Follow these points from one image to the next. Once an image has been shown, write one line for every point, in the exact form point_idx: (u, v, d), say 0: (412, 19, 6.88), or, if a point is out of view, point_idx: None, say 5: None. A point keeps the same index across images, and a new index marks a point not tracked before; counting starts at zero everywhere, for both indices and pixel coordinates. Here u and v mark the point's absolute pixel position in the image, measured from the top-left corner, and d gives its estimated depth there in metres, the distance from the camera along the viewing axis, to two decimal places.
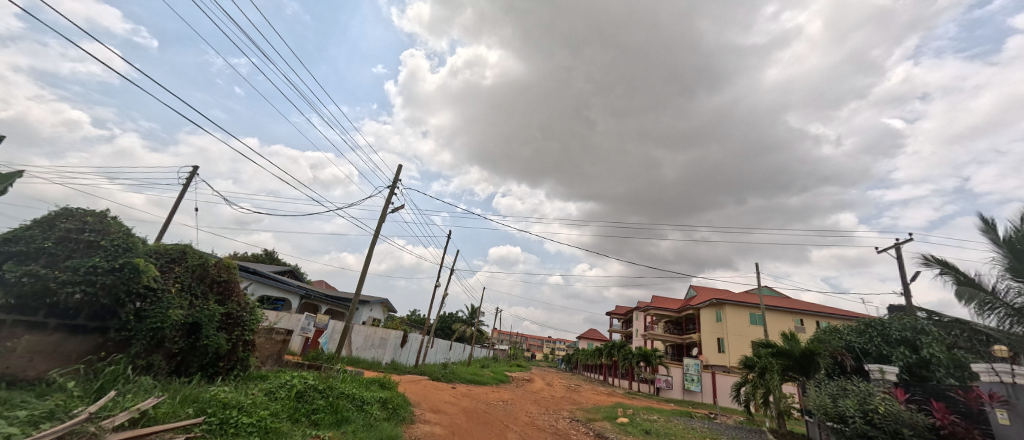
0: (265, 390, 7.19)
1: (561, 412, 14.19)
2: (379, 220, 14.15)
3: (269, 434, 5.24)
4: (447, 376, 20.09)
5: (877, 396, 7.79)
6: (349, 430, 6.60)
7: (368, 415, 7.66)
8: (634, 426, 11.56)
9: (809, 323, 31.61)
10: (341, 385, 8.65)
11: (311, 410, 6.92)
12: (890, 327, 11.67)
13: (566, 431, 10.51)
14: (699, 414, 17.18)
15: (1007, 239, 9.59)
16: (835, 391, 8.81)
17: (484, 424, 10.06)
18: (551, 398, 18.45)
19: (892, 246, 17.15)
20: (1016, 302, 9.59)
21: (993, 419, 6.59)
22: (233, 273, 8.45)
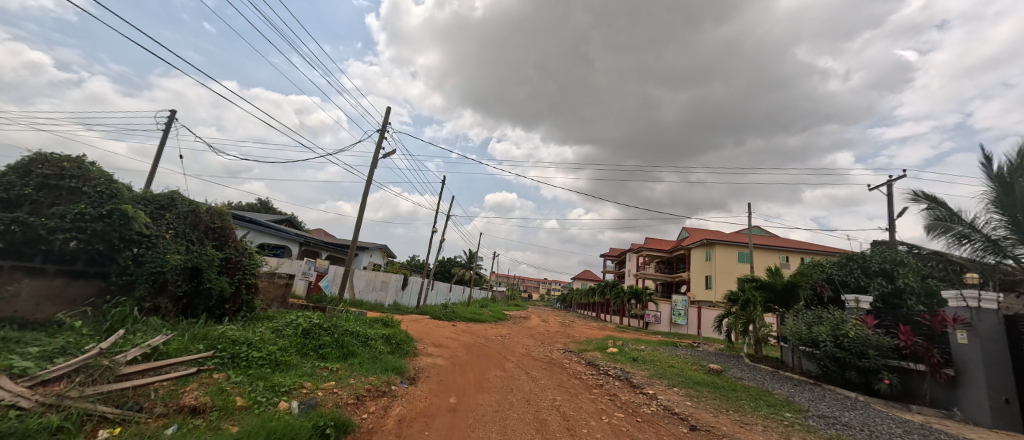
0: (272, 328, 7.54)
1: (556, 345, 15.15)
2: (371, 165, 13.95)
3: (279, 366, 5.59)
4: (448, 315, 21.11)
5: (850, 322, 8.33)
6: (355, 363, 7.02)
7: (373, 349, 8.13)
8: (623, 354, 12.42)
9: (793, 260, 32.92)
10: (346, 324, 9.06)
11: (318, 345, 7.32)
12: (871, 259, 12.14)
13: (560, 360, 11.31)
14: (684, 344, 18.48)
15: (1000, 173, 9.74)
16: (811, 319, 9.38)
17: (483, 355, 10.79)
18: (546, 333, 19.61)
19: (883, 185, 17.31)
20: (994, 235, 10.03)
21: (954, 339, 7.13)
22: (226, 220, 8.47)
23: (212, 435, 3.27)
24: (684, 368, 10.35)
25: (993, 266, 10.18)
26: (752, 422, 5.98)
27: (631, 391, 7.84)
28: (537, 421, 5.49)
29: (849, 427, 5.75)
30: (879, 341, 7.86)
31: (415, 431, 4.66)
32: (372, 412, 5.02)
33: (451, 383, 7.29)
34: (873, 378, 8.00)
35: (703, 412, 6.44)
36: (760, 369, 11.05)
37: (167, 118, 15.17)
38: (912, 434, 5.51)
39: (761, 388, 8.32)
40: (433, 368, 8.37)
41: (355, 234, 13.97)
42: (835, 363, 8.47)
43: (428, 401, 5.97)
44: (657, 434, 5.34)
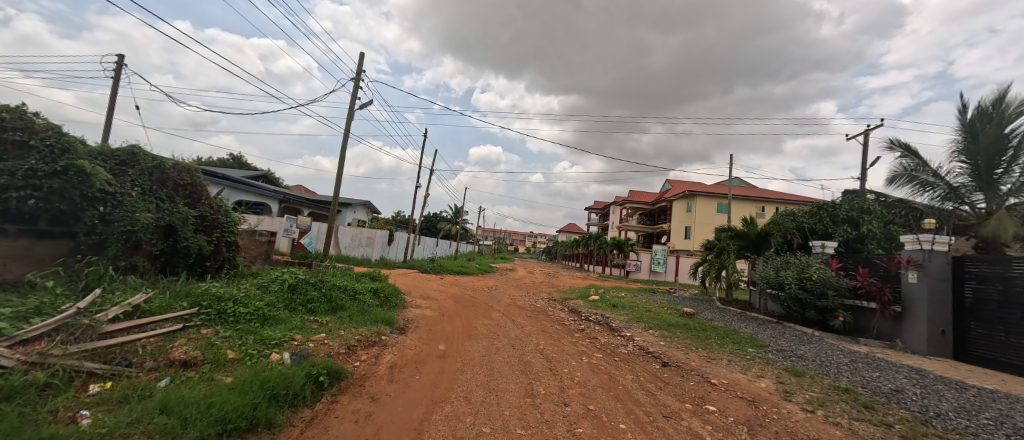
0: (258, 284, 7.56)
1: (540, 294, 15.76)
2: (348, 117, 13.31)
3: (268, 321, 5.68)
4: (435, 268, 21.50)
5: (814, 266, 8.89)
6: (345, 315, 7.18)
7: (362, 303, 8.28)
8: (603, 301, 13.08)
9: (768, 210, 34.07)
10: (332, 279, 9.13)
11: (306, 300, 7.42)
12: (840, 207, 12.65)
13: (544, 308, 11.84)
14: (661, 291, 19.48)
15: (970, 121, 10.04)
16: (779, 264, 9.93)
17: (471, 305, 11.18)
18: (531, 284, 20.31)
19: (860, 135, 17.64)
20: (955, 182, 10.58)
21: (905, 279, 7.71)
22: (196, 176, 8.14)
23: (206, 386, 3.38)
24: (660, 312, 11.02)
25: (951, 211, 10.85)
26: (718, 357, 6.51)
27: (610, 334, 8.34)
28: (521, 364, 5.85)
29: (803, 359, 6.34)
30: (838, 282, 8.48)
31: (407, 376, 4.92)
32: (363, 360, 5.24)
33: (439, 332, 7.59)
34: (830, 316, 8.71)
35: (674, 350, 6.97)
36: (729, 311, 11.85)
37: (115, 64, 13.82)
38: (856, 362, 6.14)
39: (729, 328, 8.97)
40: (422, 319, 8.66)
41: (336, 189, 13.63)
42: (797, 304, 9.13)
43: (418, 348, 6.24)
44: (632, 371, 5.78)
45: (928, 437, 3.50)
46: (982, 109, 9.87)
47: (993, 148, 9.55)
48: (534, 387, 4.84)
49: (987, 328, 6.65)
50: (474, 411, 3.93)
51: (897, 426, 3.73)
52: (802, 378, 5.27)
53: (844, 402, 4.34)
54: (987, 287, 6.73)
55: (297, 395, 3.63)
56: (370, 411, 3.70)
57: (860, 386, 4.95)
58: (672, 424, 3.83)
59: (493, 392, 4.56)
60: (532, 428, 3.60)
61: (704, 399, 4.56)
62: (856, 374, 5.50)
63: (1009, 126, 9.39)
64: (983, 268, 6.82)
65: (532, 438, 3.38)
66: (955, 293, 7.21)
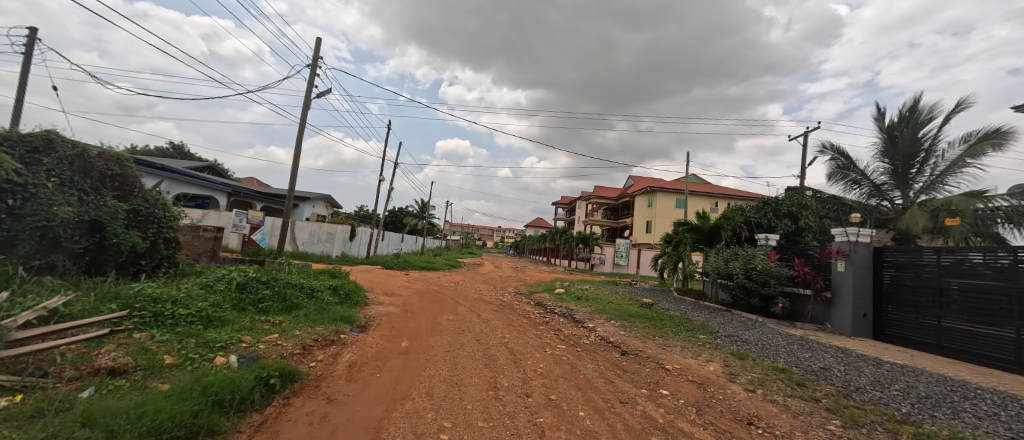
0: (200, 283, 7.02)
1: (507, 288, 15.85)
2: (304, 106, 12.64)
3: (213, 322, 5.32)
4: (399, 264, 20.94)
5: (758, 257, 9.57)
6: (301, 314, 6.85)
7: (320, 301, 7.92)
8: (568, 294, 13.40)
9: (721, 205, 36.21)
10: (287, 276, 8.65)
11: (256, 299, 7.00)
12: (782, 203, 13.66)
13: (510, 302, 11.87)
14: (624, 283, 20.18)
15: (890, 126, 11.20)
16: (729, 256, 10.57)
17: (436, 301, 11.02)
18: (498, 278, 20.34)
19: (802, 136, 19.05)
20: (878, 180, 11.71)
21: (835, 268, 8.46)
22: (126, 166, 7.43)
23: (139, 394, 3.11)
24: (621, 304, 11.45)
25: (874, 207, 12.02)
26: (672, 344, 6.87)
27: (573, 326, 8.57)
28: (485, 358, 5.85)
29: (748, 343, 6.81)
30: (779, 272, 9.18)
31: (366, 374, 4.78)
32: (320, 361, 5.03)
33: (403, 328, 7.44)
34: (772, 302, 9.42)
35: (633, 339, 7.26)
36: (685, 301, 12.48)
37: (26, 38, 12.20)
38: (793, 345, 6.68)
39: (684, 316, 9.48)
40: (384, 316, 8.46)
41: (292, 182, 12.92)
42: (744, 292, 9.81)
43: (380, 346, 6.08)
44: (593, 360, 5.98)
45: (848, 408, 3.89)
46: (899, 115, 11.04)
47: (910, 150, 10.73)
48: (497, 380, 4.87)
49: (901, 310, 7.48)
50: (437, 407, 3.90)
51: (824, 400, 4.13)
52: (746, 361, 5.68)
53: (781, 381, 4.73)
54: (902, 273, 7.54)
55: (245, 400, 3.43)
56: (326, 412, 3.57)
57: (794, 365, 5.41)
58: (629, 409, 4.00)
59: (455, 387, 4.54)
60: (494, 420, 3.63)
61: (658, 384, 4.80)
62: (792, 355, 6.02)
63: (922, 130, 10.62)
64: (899, 257, 7.64)
65: (494, 430, 3.41)
66: (876, 279, 8.04)
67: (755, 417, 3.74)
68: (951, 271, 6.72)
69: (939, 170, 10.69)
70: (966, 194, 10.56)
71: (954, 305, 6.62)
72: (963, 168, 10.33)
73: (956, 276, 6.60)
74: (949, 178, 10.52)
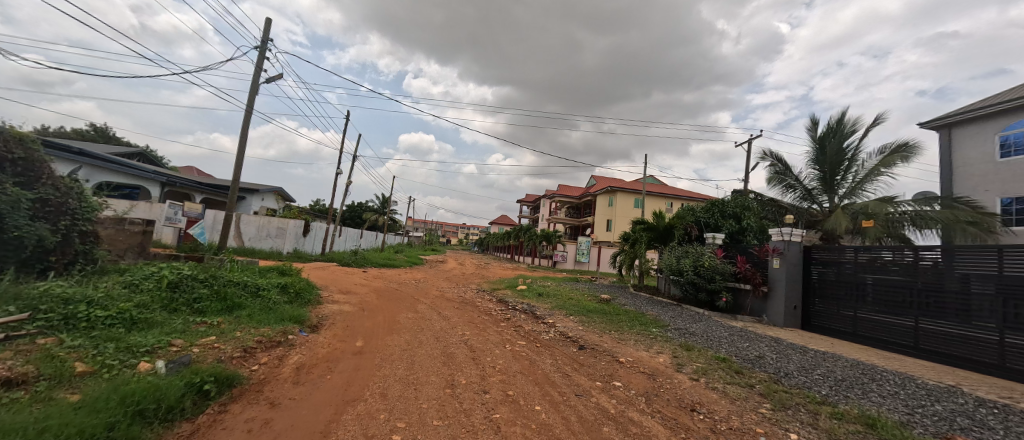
0: (124, 282, 6.33)
1: (469, 285, 15.74)
2: (252, 91, 11.75)
3: (138, 325, 4.82)
4: (357, 262, 20.10)
5: (706, 255, 10.18)
6: (243, 315, 6.38)
7: (266, 300, 7.42)
8: (530, 290, 13.54)
9: (675, 206, 38.20)
10: (229, 274, 8.02)
11: (192, 299, 6.43)
12: (728, 204, 14.64)
13: (472, 300, 11.78)
14: (585, 279, 20.75)
15: (821, 136, 12.34)
16: (681, 253, 11.15)
17: (395, 299, 10.72)
18: (460, 275, 20.16)
19: (747, 143, 20.50)
20: (809, 186, 12.87)
21: (771, 265, 9.19)
22: (31, 150, 6.52)
23: (40, 408, 2.74)
24: (581, 299, 11.75)
25: (805, 210, 13.20)
26: (627, 338, 7.15)
27: (534, 322, 8.68)
28: (443, 356, 5.76)
29: (694, 335, 7.23)
30: (723, 268, 9.82)
31: (316, 377, 4.54)
32: (264, 364, 4.71)
33: (358, 327, 7.16)
34: (716, 297, 10.08)
35: (590, 333, 7.47)
36: (640, 296, 13.03)
37: None
38: (734, 336, 7.19)
39: (638, 311, 9.90)
40: (338, 315, 8.09)
41: (236, 172, 11.98)
42: (692, 287, 10.40)
43: (332, 346, 5.81)
44: (551, 355, 6.08)
45: (777, 392, 4.25)
46: (829, 126, 12.20)
47: (835, 159, 11.97)
48: (455, 377, 4.82)
49: (825, 303, 8.29)
50: (391, 407, 3.79)
51: (757, 386, 4.48)
52: (692, 352, 6.05)
53: (721, 370, 5.07)
54: (827, 270, 8.35)
55: (173, 408, 3.14)
56: (268, 418, 3.35)
57: (733, 355, 5.83)
58: (583, 402, 4.11)
59: (411, 386, 4.44)
60: (449, 418, 3.58)
61: (612, 376, 4.98)
62: (732, 345, 6.48)
63: (846, 141, 11.81)
64: (824, 255, 8.46)
65: (449, 428, 3.37)
66: (805, 275, 8.84)
67: (698, 404, 3.98)
68: (866, 267, 7.54)
69: (859, 178, 11.94)
70: (880, 199, 11.87)
71: (867, 297, 7.44)
72: (878, 176, 11.62)
73: (870, 272, 7.43)
74: (867, 185, 11.78)
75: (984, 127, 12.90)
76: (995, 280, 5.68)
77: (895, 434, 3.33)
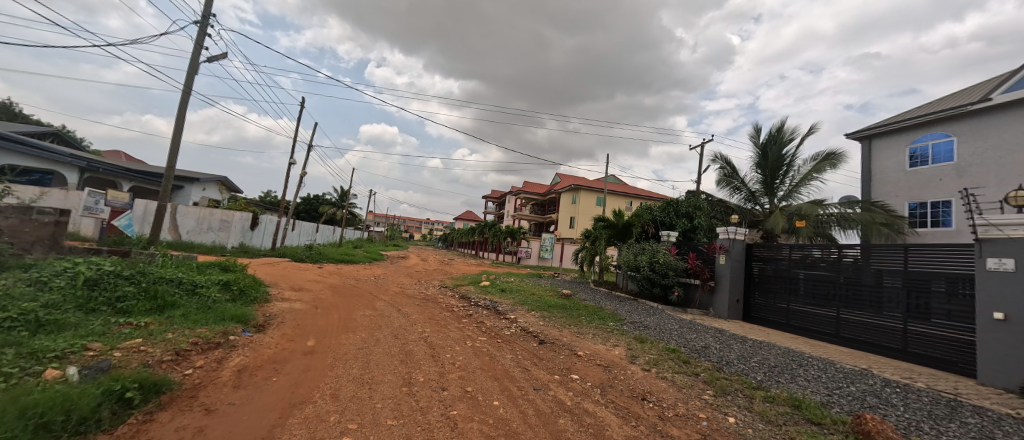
0: (29, 280, 5.58)
1: (431, 281, 15.45)
2: (191, 70, 10.74)
3: (45, 328, 4.26)
4: (312, 257, 19.06)
5: (661, 252, 10.68)
6: (178, 314, 5.84)
7: (204, 298, 6.83)
8: (493, 286, 13.53)
9: (634, 204, 39.69)
10: (161, 270, 7.31)
11: (115, 298, 5.79)
12: (682, 204, 15.44)
13: (434, 296, 11.56)
14: (547, 275, 21.10)
15: (763, 142, 13.32)
16: (637, 250, 11.62)
17: (352, 296, 10.29)
18: (423, 271, 19.74)
19: (700, 146, 21.70)
20: (753, 188, 13.86)
21: (718, 261, 9.80)
22: None
23: None
24: (542, 295, 11.92)
25: (749, 210, 14.22)
26: (585, 332, 7.34)
27: (496, 317, 8.67)
28: (401, 354, 5.60)
29: (648, 328, 7.56)
30: (676, 264, 10.35)
31: (260, 379, 4.25)
32: (200, 367, 4.34)
33: (310, 326, 6.80)
34: (669, 291, 10.61)
35: (551, 328, 7.59)
36: (599, 292, 13.44)
37: None
38: (683, 328, 7.60)
39: (597, 306, 10.20)
40: (288, 313, 7.64)
41: (171, 159, 10.92)
42: (648, 282, 10.88)
43: (279, 347, 5.46)
44: (512, 350, 6.10)
45: (720, 379, 4.55)
46: (770, 133, 13.19)
47: (775, 164, 12.98)
48: (412, 376, 4.70)
49: (763, 296, 8.99)
50: (342, 409, 3.63)
51: (702, 374, 4.76)
52: (645, 344, 6.32)
53: (671, 360, 5.34)
54: (765, 266, 9.05)
55: (86, 420, 2.81)
56: (203, 425, 3.09)
57: (682, 346, 6.16)
58: (540, 395, 4.16)
59: (366, 385, 4.28)
60: (404, 417, 3.49)
61: (570, 370, 5.09)
62: (681, 337, 6.85)
63: (785, 148, 12.84)
64: (763, 252, 9.15)
65: (404, 427, 3.28)
66: (747, 271, 9.52)
67: (648, 393, 4.16)
68: (798, 263, 8.26)
69: (795, 182, 13.04)
70: (812, 202, 13.01)
71: (799, 291, 8.15)
72: (811, 180, 12.75)
73: (802, 268, 8.15)
74: (801, 189, 12.89)
75: (898, 139, 14.52)
76: (901, 275, 6.42)
77: (817, 414, 3.69)
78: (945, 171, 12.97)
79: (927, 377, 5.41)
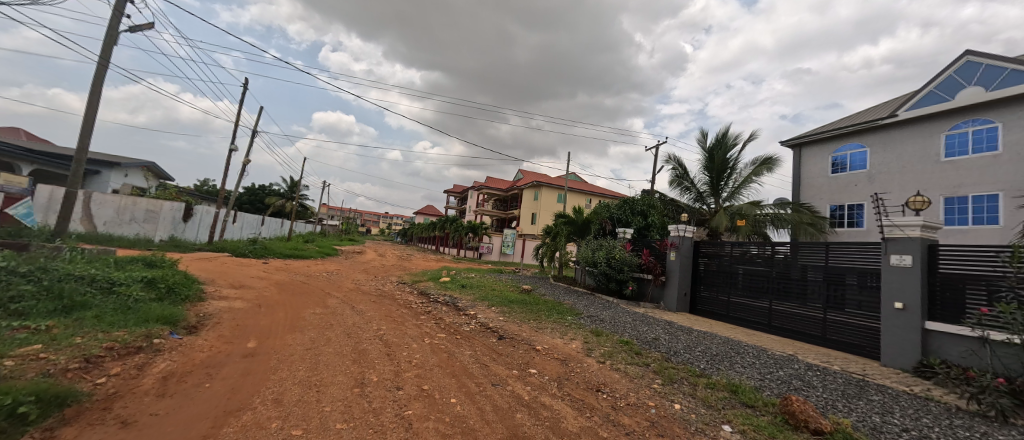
0: None
1: (389, 278, 14.95)
2: (109, 41, 9.49)
3: None
4: (256, 252, 17.70)
5: (617, 248, 11.05)
6: (89, 316, 5.16)
7: (124, 297, 6.09)
8: (453, 282, 13.32)
9: (594, 202, 40.80)
10: (69, 266, 6.41)
11: (7, 299, 4.99)
12: (637, 202, 16.09)
13: (391, 293, 11.18)
14: (509, 271, 21.18)
15: (710, 146, 14.18)
16: (596, 246, 11.95)
17: (301, 294, 9.69)
18: (380, 267, 19.04)
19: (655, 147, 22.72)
20: (700, 189, 14.74)
21: (669, 257, 10.32)
22: None
23: None
24: (503, 290, 11.93)
25: (697, 210, 15.12)
26: (544, 326, 7.42)
27: (455, 314, 8.53)
28: (354, 353, 5.33)
29: (603, 322, 7.81)
30: (631, 260, 10.76)
31: (190, 386, 3.85)
32: (117, 375, 3.86)
33: (251, 326, 6.29)
34: (624, 286, 11.03)
35: (510, 323, 7.59)
36: (558, 287, 13.68)
37: None
38: (636, 321, 7.92)
39: (556, 301, 10.37)
40: (227, 312, 7.03)
41: (84, 141, 9.62)
42: (605, 277, 11.24)
43: (214, 350, 4.99)
44: (471, 347, 6.02)
45: (668, 369, 4.78)
46: (717, 138, 14.07)
47: (720, 167, 13.88)
48: (365, 376, 4.49)
49: (707, 289, 9.60)
50: (286, 414, 3.37)
51: (652, 364, 4.98)
52: (600, 337, 6.50)
53: (624, 352, 5.54)
54: (710, 261, 9.66)
55: None
56: None
57: (635, 338, 6.40)
58: (498, 391, 4.13)
59: (313, 388, 4.02)
60: (355, 419, 3.31)
61: (528, 364, 5.12)
62: (634, 329, 7.13)
63: (729, 152, 13.76)
64: (708, 248, 9.75)
65: (354, 430, 3.11)
66: (694, 266, 10.11)
67: (603, 384, 4.27)
68: (738, 259, 8.90)
69: (737, 184, 14.03)
70: (752, 202, 14.07)
71: (738, 284, 8.79)
72: (751, 183, 13.79)
73: (740, 263, 8.79)
74: (742, 190, 13.90)
75: (823, 148, 16.05)
76: (823, 270, 7.12)
77: (751, 397, 3.98)
78: (859, 178, 14.53)
79: (841, 361, 6.05)
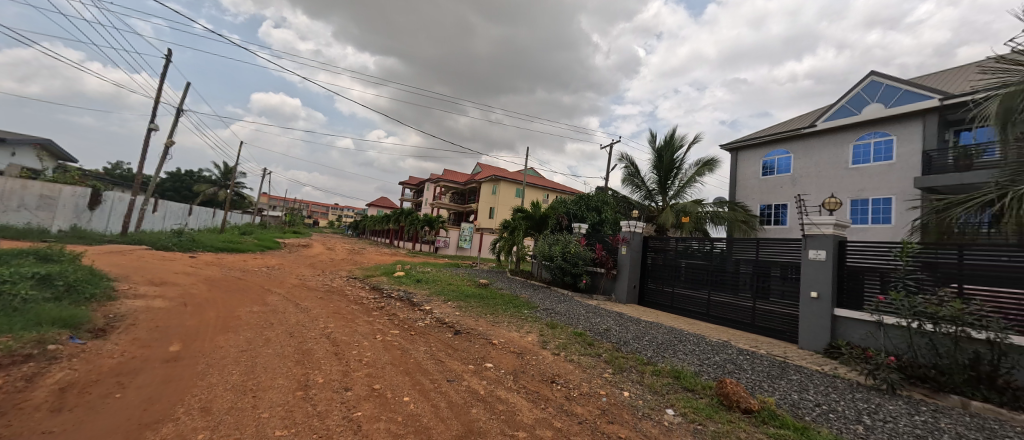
0: None
1: (338, 272, 14.18)
2: None
3: None
4: (183, 245, 15.97)
5: (572, 243, 11.31)
6: None
7: (8, 297, 5.18)
8: (407, 277, 12.91)
9: (551, 197, 41.48)
10: None
11: None
12: (591, 198, 16.57)
13: (341, 288, 10.59)
14: (466, 265, 20.98)
15: (659, 147, 14.91)
16: (552, 241, 12.14)
17: (237, 290, 8.89)
18: (328, 261, 18.02)
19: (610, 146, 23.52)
20: (650, 187, 15.48)
21: (620, 251, 10.72)
22: None
23: None
24: (459, 285, 11.78)
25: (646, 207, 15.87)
26: (500, 320, 7.40)
27: (410, 309, 8.26)
28: (297, 354, 4.95)
29: (558, 314, 7.96)
30: (585, 254, 11.07)
31: (96, 397, 3.36)
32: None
33: (176, 327, 5.65)
34: (578, 279, 11.32)
35: (466, 318, 7.49)
36: (515, 281, 13.77)
37: None
38: (589, 313, 8.16)
39: (512, 295, 10.42)
40: (145, 312, 6.26)
41: None
42: (560, 271, 11.46)
43: (128, 355, 4.40)
44: (425, 343, 5.85)
45: (619, 358, 4.96)
46: (665, 140, 14.82)
47: (668, 167, 14.65)
48: (310, 377, 4.19)
49: (654, 282, 10.12)
50: (216, 423, 3.05)
51: (603, 354, 5.14)
52: (555, 329, 6.61)
53: (577, 343, 5.67)
54: (657, 255, 10.17)
55: None
56: None
57: (588, 330, 6.59)
58: (454, 387, 4.04)
59: (249, 393, 3.68)
60: (297, 425, 3.06)
61: (484, 358, 5.06)
62: (587, 321, 7.35)
63: (675, 153, 14.56)
64: (656, 243, 10.26)
65: (295, 436, 2.88)
66: (643, 260, 10.60)
67: (557, 375, 4.33)
68: (681, 253, 9.45)
69: (682, 183, 14.90)
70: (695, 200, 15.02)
71: (681, 277, 9.35)
72: (694, 183, 14.71)
73: (683, 257, 9.34)
74: (687, 189, 14.79)
75: (755, 153, 17.48)
76: (753, 263, 7.76)
77: (692, 382, 4.23)
78: (784, 181, 16.03)
79: (767, 345, 6.65)
